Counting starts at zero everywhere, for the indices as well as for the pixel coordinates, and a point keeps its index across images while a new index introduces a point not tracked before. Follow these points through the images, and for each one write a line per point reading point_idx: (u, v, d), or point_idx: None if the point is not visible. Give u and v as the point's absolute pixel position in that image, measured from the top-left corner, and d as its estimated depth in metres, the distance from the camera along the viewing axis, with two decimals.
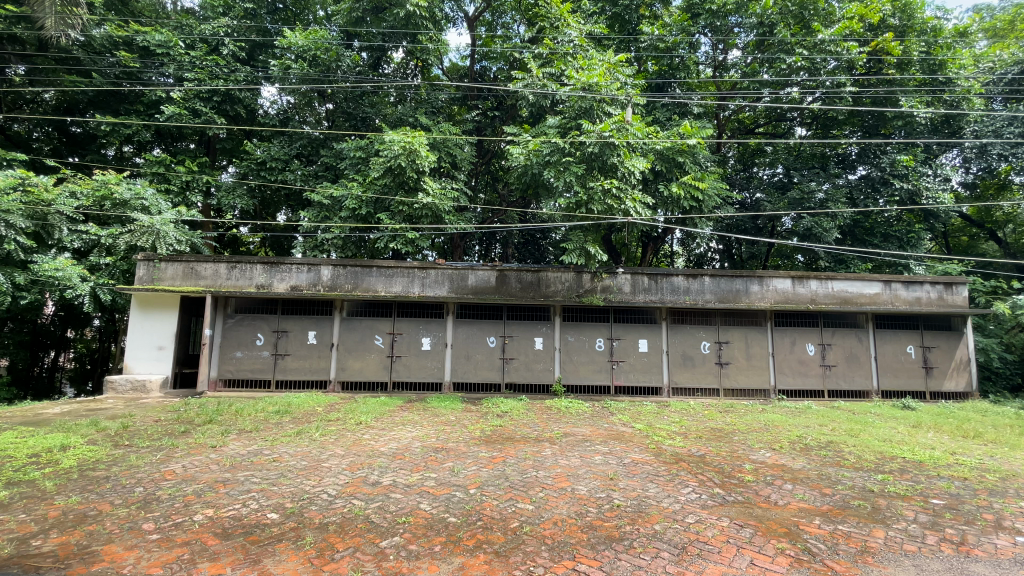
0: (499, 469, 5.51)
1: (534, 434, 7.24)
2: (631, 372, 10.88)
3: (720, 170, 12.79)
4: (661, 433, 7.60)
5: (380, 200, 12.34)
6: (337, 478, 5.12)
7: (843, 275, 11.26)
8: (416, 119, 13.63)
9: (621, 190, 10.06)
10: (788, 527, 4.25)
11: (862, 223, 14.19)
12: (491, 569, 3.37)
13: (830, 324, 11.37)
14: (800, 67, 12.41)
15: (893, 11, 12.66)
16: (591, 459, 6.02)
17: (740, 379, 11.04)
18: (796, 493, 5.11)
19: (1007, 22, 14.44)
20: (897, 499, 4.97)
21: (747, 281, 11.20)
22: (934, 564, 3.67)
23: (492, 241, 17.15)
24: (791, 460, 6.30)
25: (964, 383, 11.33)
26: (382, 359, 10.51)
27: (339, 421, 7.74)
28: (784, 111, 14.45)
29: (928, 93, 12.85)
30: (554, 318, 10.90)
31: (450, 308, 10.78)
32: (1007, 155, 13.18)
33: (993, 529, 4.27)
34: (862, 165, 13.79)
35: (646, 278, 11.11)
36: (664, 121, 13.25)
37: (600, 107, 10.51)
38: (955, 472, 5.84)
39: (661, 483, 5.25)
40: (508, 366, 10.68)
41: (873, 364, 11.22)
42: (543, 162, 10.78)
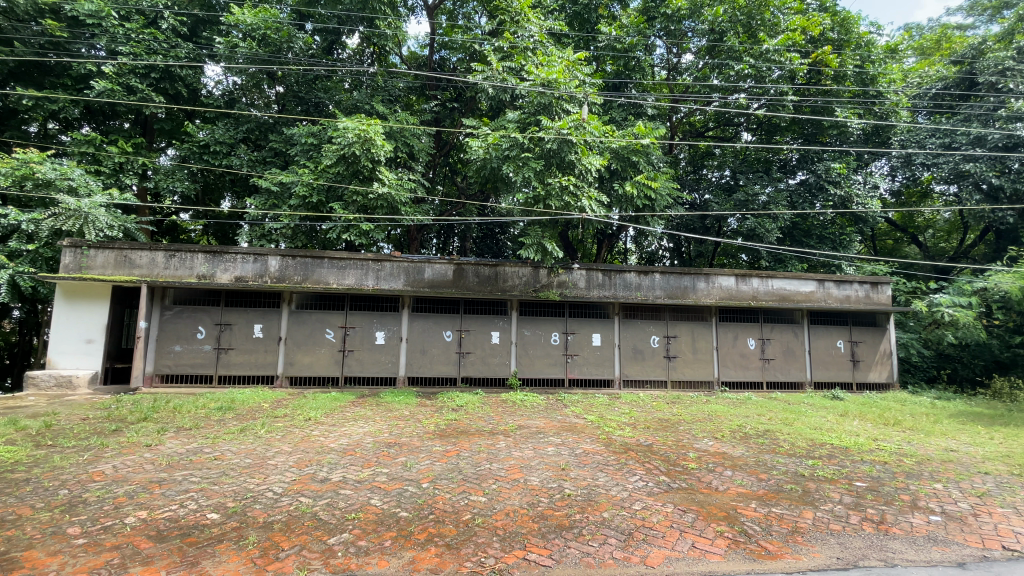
0: (452, 462, 5.50)
1: (489, 427, 7.27)
2: (585, 365, 11.11)
3: (672, 171, 13.19)
4: (611, 424, 7.82)
5: (333, 188, 11.96)
6: (283, 476, 4.95)
7: (782, 274, 11.92)
8: (372, 107, 13.21)
9: (577, 188, 10.21)
10: (727, 511, 4.49)
11: (800, 226, 14.99)
12: (441, 562, 3.37)
13: (770, 320, 12.03)
14: (747, 74, 13.10)
15: (833, 26, 13.45)
16: (544, 451, 6.12)
17: (687, 372, 11.51)
18: (734, 479, 5.40)
19: (934, 42, 15.86)
20: (825, 482, 5.34)
21: (695, 278, 11.67)
22: (856, 541, 3.98)
23: (449, 234, 17.00)
24: (731, 448, 6.64)
25: (886, 374, 12.29)
26: (334, 354, 10.22)
27: (286, 418, 7.48)
28: (732, 116, 15.00)
29: (860, 105, 13.72)
30: (510, 312, 10.97)
31: (406, 300, 10.61)
32: (929, 164, 14.12)
33: (909, 509, 4.67)
34: (801, 171, 14.56)
35: (601, 274, 11.34)
36: (620, 121, 13.53)
37: (558, 104, 10.53)
38: (876, 457, 6.34)
39: (610, 472, 5.42)
40: (465, 360, 10.66)
41: (807, 357, 11.98)
42: (502, 157, 10.71)
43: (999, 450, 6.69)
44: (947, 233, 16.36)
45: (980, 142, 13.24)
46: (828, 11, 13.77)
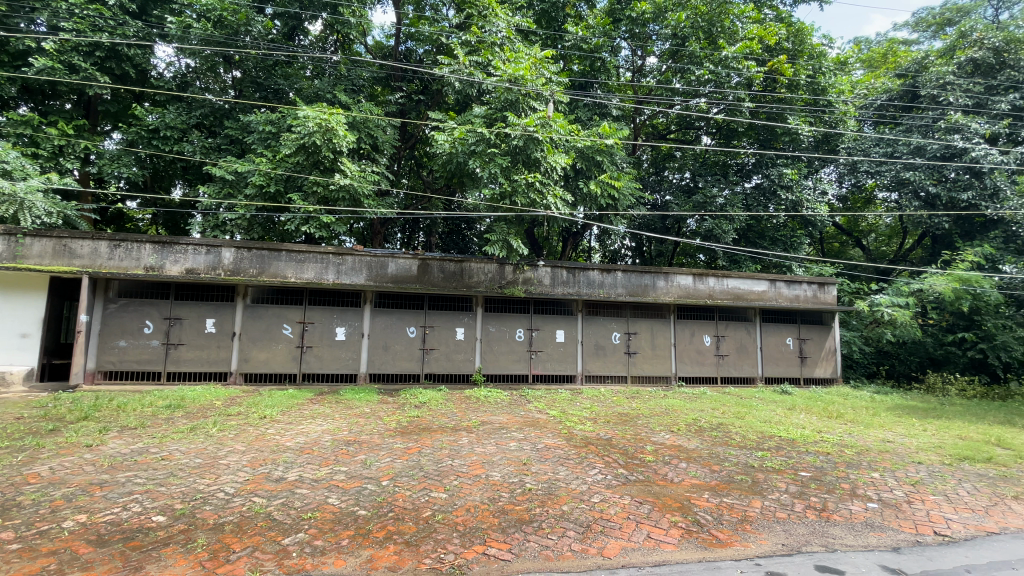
0: (414, 460, 5.46)
1: (451, 423, 7.26)
2: (549, 361, 11.23)
3: (635, 172, 13.47)
4: (572, 419, 7.95)
5: (291, 178, 11.61)
6: (235, 476, 4.79)
7: (737, 274, 12.37)
8: (334, 96, 12.85)
9: (543, 185, 10.28)
10: (681, 501, 4.65)
11: (754, 228, 15.59)
12: (400, 560, 3.35)
13: (724, 317, 12.49)
14: (707, 80, 13.52)
15: (787, 36, 13.96)
16: (506, 446, 6.16)
17: (646, 368, 11.81)
18: (689, 470, 5.59)
19: (881, 55, 16.94)
20: (773, 472, 5.61)
21: (655, 276, 11.96)
22: (799, 528, 4.21)
23: (414, 228, 16.81)
24: (686, 441, 6.87)
25: (830, 370, 13.00)
26: (291, 350, 9.93)
27: (240, 416, 7.23)
28: (693, 120, 15.26)
29: (811, 113, 14.38)
30: (475, 308, 10.94)
31: (368, 296, 10.41)
32: (873, 172, 15.08)
33: (848, 497, 4.97)
34: (757, 175, 15.09)
35: (565, 271, 11.45)
36: (586, 121, 13.70)
37: (525, 101, 10.63)
38: (820, 448, 6.71)
39: (570, 466, 5.51)
40: (428, 357, 10.57)
41: (758, 354, 12.51)
42: (468, 152, 10.51)
43: (930, 441, 7.19)
44: (888, 238, 17.32)
45: (919, 151, 14.08)
46: (784, 22, 14.32)
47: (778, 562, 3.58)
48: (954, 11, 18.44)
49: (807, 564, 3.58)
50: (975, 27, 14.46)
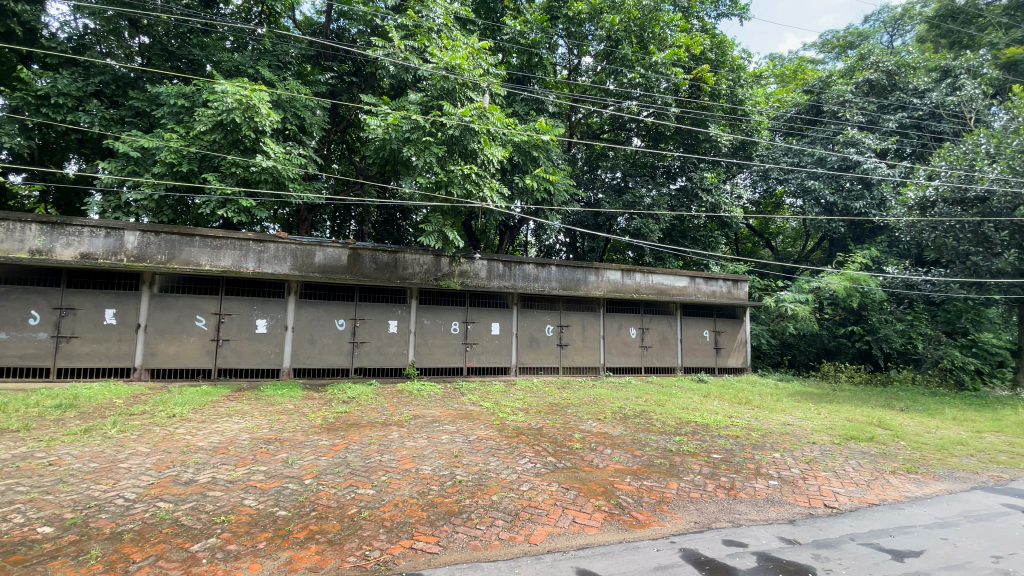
0: (339, 456, 5.29)
1: (381, 418, 7.10)
2: (483, 354, 11.29)
3: (569, 168, 13.79)
4: (505, 410, 8.07)
5: (207, 157, 10.85)
6: (138, 480, 4.41)
7: (661, 270, 13.05)
8: (256, 71, 11.99)
9: (480, 177, 10.37)
10: (605, 486, 4.87)
11: (678, 227, 16.46)
12: (321, 560, 3.24)
13: (649, 311, 13.16)
14: (637, 83, 14.15)
15: (711, 47, 14.77)
16: (437, 439, 6.13)
17: (577, 359, 12.21)
18: (612, 456, 5.87)
19: (792, 70, 18.55)
20: (689, 456, 6.01)
21: (587, 271, 12.31)
22: (710, 506, 4.55)
23: (346, 216, 16.19)
24: (612, 428, 7.19)
25: (740, 359, 14.15)
26: (206, 343, 9.25)
27: (145, 415, 6.66)
28: (625, 121, 15.71)
29: (730, 121, 15.31)
30: (409, 300, 10.73)
31: (293, 286, 9.90)
32: (781, 179, 16.42)
33: (753, 476, 5.44)
34: (681, 177, 15.93)
35: (501, 264, 11.57)
36: (523, 115, 13.76)
37: (462, 91, 10.54)
38: (730, 432, 7.27)
39: (501, 456, 5.59)
40: (358, 350, 10.25)
41: (679, 345, 13.34)
42: (402, 139, 10.21)
43: (823, 423, 8.02)
44: (794, 240, 18.88)
45: (821, 162, 15.63)
46: (708, 33, 15.17)
47: (690, 539, 3.86)
48: (855, 36, 20.43)
49: (715, 539, 3.88)
50: (871, 50, 15.99)
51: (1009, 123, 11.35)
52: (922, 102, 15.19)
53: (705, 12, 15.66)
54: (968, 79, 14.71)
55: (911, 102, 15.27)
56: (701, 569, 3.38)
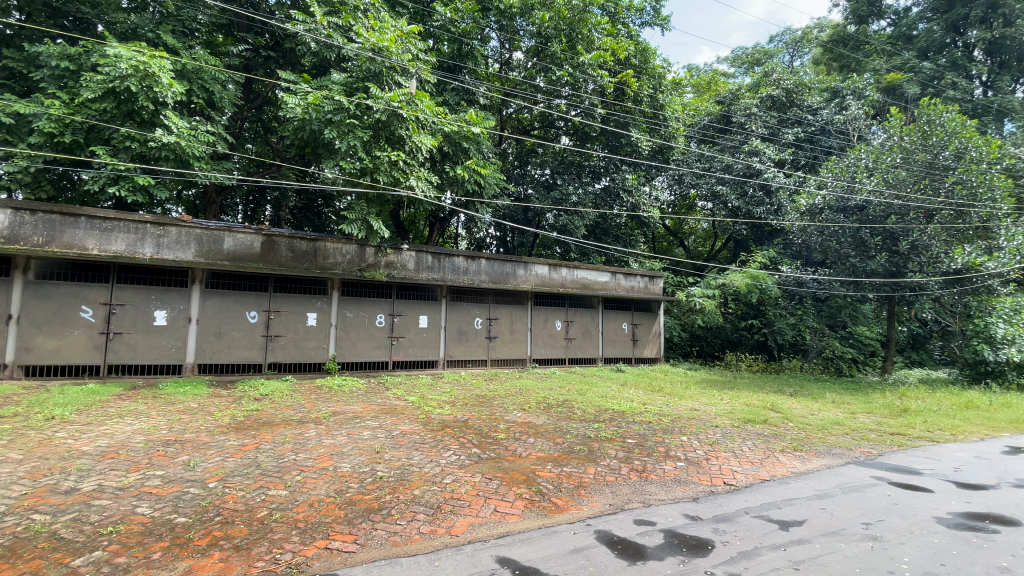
0: (249, 457, 4.99)
1: (297, 416, 6.76)
2: (409, 347, 11.10)
3: (500, 162, 13.87)
4: (431, 403, 8.00)
5: (96, 128, 9.67)
6: (7, 490, 3.90)
7: (586, 265, 13.52)
8: (157, 36, 10.80)
9: (407, 165, 10.11)
10: (527, 474, 5.01)
11: (601, 225, 17.05)
12: (226, 567, 3.06)
13: (574, 304, 13.62)
14: (566, 82, 14.49)
15: (635, 53, 15.38)
16: (358, 436, 5.95)
17: (504, 352, 12.37)
18: (535, 445, 6.04)
19: (707, 82, 19.97)
20: (606, 441, 6.33)
21: (516, 265, 12.47)
22: (624, 488, 4.83)
23: (261, 200, 15.16)
24: (536, 417, 7.39)
25: (655, 350, 15.09)
26: (94, 337, 8.28)
27: (16, 418, 5.86)
28: (554, 118, 16.00)
29: (651, 125, 16.12)
30: (330, 292, 10.30)
31: (198, 274, 9.12)
32: (694, 183, 17.44)
33: (662, 458, 5.84)
34: (605, 177, 16.44)
35: (430, 256, 11.34)
36: (453, 105, 13.59)
37: (389, 74, 10.36)
38: (644, 418, 7.74)
39: (425, 450, 5.55)
40: (273, 344, 9.69)
41: (600, 337, 13.95)
42: (324, 121, 9.78)
43: (725, 408, 8.77)
44: (704, 240, 20.25)
45: (728, 169, 16.91)
46: (633, 39, 15.79)
47: (605, 521, 4.07)
48: (761, 54, 22.21)
49: (628, 520, 4.12)
50: (774, 69, 17.52)
51: (885, 142, 12.85)
52: (815, 118, 16.90)
53: (630, 19, 16.26)
54: (853, 101, 16.56)
55: (805, 118, 16.90)
56: (613, 549, 3.59)
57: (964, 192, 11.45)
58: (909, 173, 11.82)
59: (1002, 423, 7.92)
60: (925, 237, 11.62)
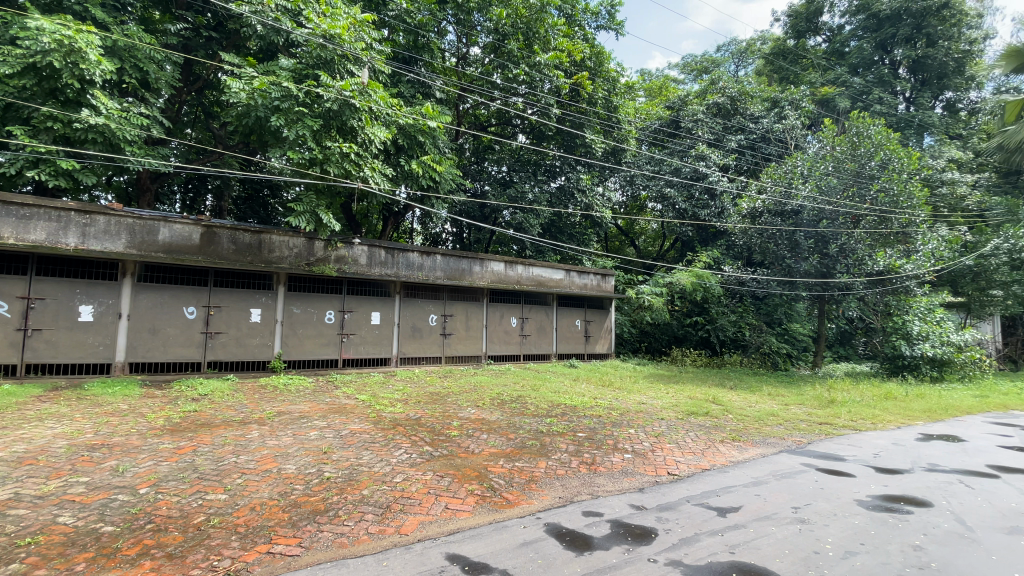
0: (186, 460, 4.75)
1: (239, 416, 6.48)
2: (361, 345, 10.86)
3: (456, 157, 13.76)
4: (382, 402, 7.87)
5: (12, 104, 8.83)
6: None
7: (541, 263, 13.66)
8: (84, 9, 9.98)
9: (360, 157, 9.88)
10: (478, 470, 5.04)
11: (557, 223, 17.29)
12: None
13: (529, 301, 13.76)
14: (522, 80, 14.54)
15: (590, 56, 15.67)
16: (305, 436, 5.78)
17: (459, 348, 12.33)
18: (488, 441, 6.07)
19: (658, 87, 20.64)
20: (557, 436, 6.46)
21: (471, 261, 12.42)
22: (573, 481, 4.95)
23: (202, 189, 14.35)
24: (489, 414, 7.43)
25: (606, 346, 15.51)
26: (8, 334, 7.60)
27: None
28: (511, 116, 16.10)
29: (605, 127, 16.46)
30: (276, 287, 9.90)
31: (129, 267, 8.55)
32: (645, 184, 18.02)
33: (610, 451, 6.03)
34: (561, 176, 16.66)
35: (383, 251, 11.11)
36: (408, 98, 13.35)
37: (341, 63, 10.05)
38: (594, 412, 7.95)
39: (375, 449, 5.47)
40: (213, 342, 9.22)
41: (554, 333, 14.16)
42: (271, 108, 9.40)
43: (671, 401, 9.15)
44: (654, 240, 20.90)
45: (677, 172, 17.55)
46: (589, 42, 16.06)
47: (554, 514, 4.16)
48: (709, 63, 23.13)
49: (576, 512, 4.23)
50: (720, 77, 18.34)
51: (819, 151, 13.68)
52: (756, 126, 17.73)
53: (586, 22, 16.53)
54: (791, 111, 17.55)
55: (748, 126, 17.72)
56: (562, 541, 3.67)
57: (887, 199, 12.37)
58: (839, 180, 12.67)
59: (916, 413, 8.66)
60: (852, 241, 12.50)
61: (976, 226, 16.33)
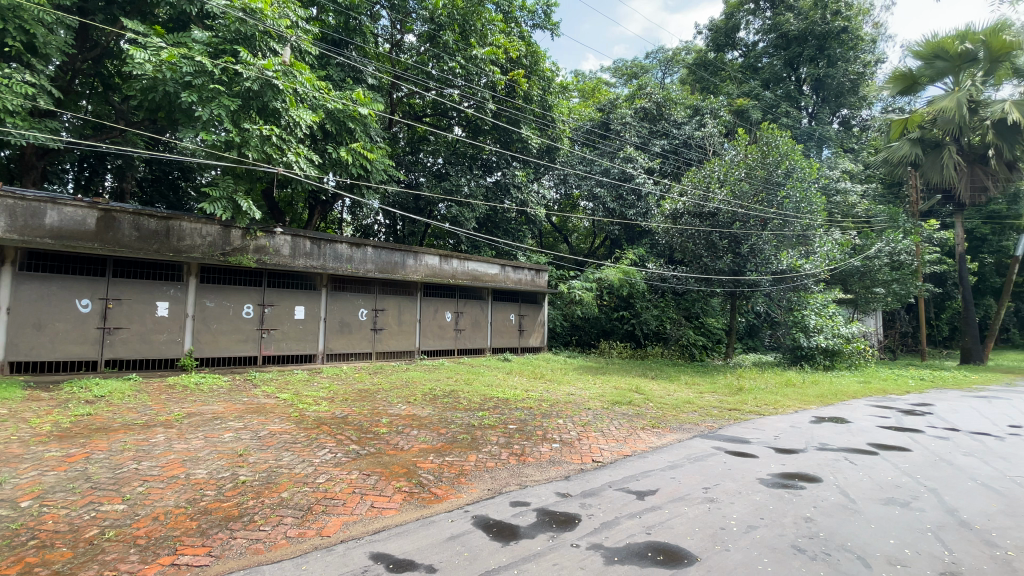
0: (77, 469, 4.30)
1: (142, 419, 5.96)
2: (283, 340, 10.33)
3: (389, 147, 13.37)
4: (307, 400, 7.56)
5: None
6: None
7: (476, 257, 13.66)
8: None
9: (282, 140, 9.35)
10: (407, 467, 4.99)
11: (493, 218, 17.36)
12: None
13: (463, 296, 13.74)
14: (458, 73, 14.38)
15: (526, 54, 15.83)
16: (219, 438, 5.43)
17: (390, 344, 12.08)
18: (418, 437, 6.02)
19: (591, 89, 21.24)
20: (489, 429, 6.54)
21: (405, 254, 12.18)
22: (502, 472, 5.05)
23: (100, 168, 12.95)
24: (421, 409, 7.37)
25: (539, 339, 15.84)
26: None
27: None
28: (447, 109, 15.91)
29: (540, 124, 16.70)
30: (187, 278, 9.18)
31: (7, 254, 7.57)
32: (577, 183, 18.55)
33: (539, 441, 6.19)
34: (497, 171, 16.78)
35: (309, 242, 10.61)
36: (337, 82, 12.82)
37: (263, 39, 9.47)
38: (525, 404, 8.11)
39: (297, 450, 5.24)
40: (113, 338, 8.39)
41: (488, 327, 14.25)
42: (182, 83, 8.70)
43: (597, 391, 9.53)
44: (586, 237, 21.54)
45: (607, 172, 18.22)
46: (525, 40, 16.19)
47: (481, 506, 4.22)
48: (638, 68, 24.13)
49: (504, 502, 4.32)
50: (647, 84, 19.23)
51: (734, 158, 14.68)
52: (679, 132, 18.78)
53: (522, 20, 16.63)
54: (710, 119, 18.78)
55: (671, 132, 18.74)
56: (489, 532, 3.74)
57: (790, 205, 13.69)
58: (750, 186, 13.74)
59: (811, 398, 9.65)
60: (760, 242, 13.65)
61: (864, 231, 18.36)
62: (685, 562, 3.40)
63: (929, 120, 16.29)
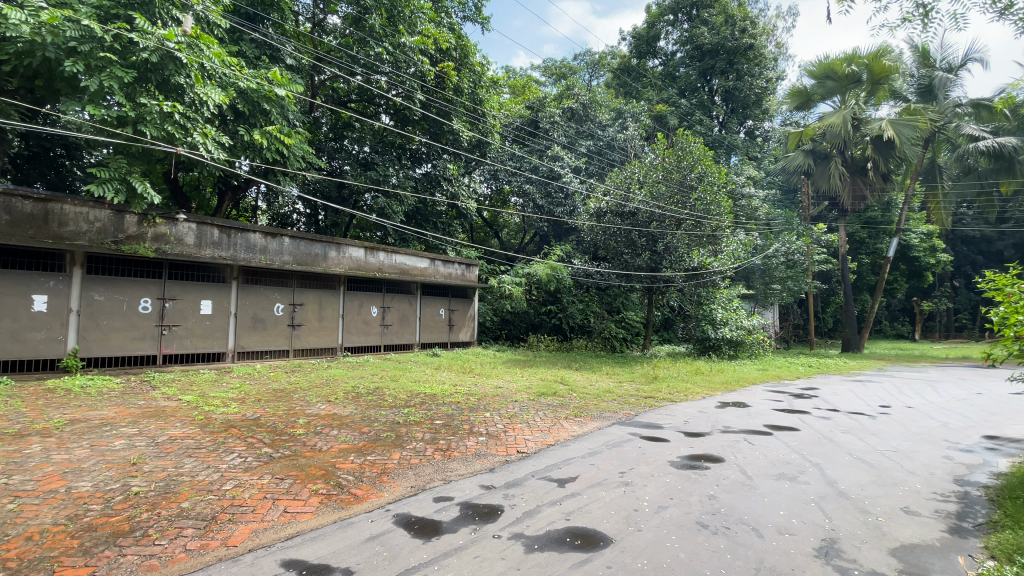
0: None
1: (13, 428, 5.25)
2: (188, 337, 9.52)
3: (309, 133, 12.67)
4: (213, 402, 7.03)
5: None
6: None
7: (404, 251, 13.37)
8: None
9: (187, 118, 8.59)
10: (325, 469, 4.81)
11: (422, 211, 17.05)
12: None
13: (390, 290, 13.40)
14: (386, 59, 13.99)
15: (455, 46, 15.30)
16: (108, 446, 4.92)
17: (310, 340, 11.52)
18: (338, 437, 5.82)
19: (521, 86, 21.42)
20: (414, 425, 6.46)
21: (326, 246, 11.64)
22: (426, 468, 5.03)
23: None
24: (342, 408, 7.13)
25: (469, 334, 15.83)
26: None
27: None
28: (373, 95, 15.36)
29: (470, 118, 16.59)
30: (71, 269, 8.19)
31: None
32: (507, 179, 18.68)
33: (465, 435, 6.23)
34: (427, 162, 16.66)
35: (217, 231, 9.79)
36: (251, 59, 11.93)
37: (164, 7, 8.65)
38: (452, 398, 8.12)
39: (201, 455, 4.88)
40: None
41: (417, 322, 14.03)
42: (65, 49, 7.73)
43: (524, 384, 9.73)
44: (516, 233, 21.75)
45: (535, 169, 18.54)
46: (455, 32, 15.95)
47: (403, 504, 4.18)
48: (566, 68, 24.65)
49: (427, 499, 4.31)
50: (574, 84, 19.72)
51: (652, 161, 15.44)
52: (604, 134, 19.52)
53: (452, 10, 16.37)
54: (631, 123, 19.70)
55: (597, 133, 19.45)
56: (410, 530, 3.72)
57: (701, 207, 14.62)
58: (666, 188, 14.62)
59: (717, 386, 10.51)
60: (674, 240, 14.49)
61: (765, 232, 20.20)
62: (601, 544, 3.58)
63: (820, 134, 18.19)
